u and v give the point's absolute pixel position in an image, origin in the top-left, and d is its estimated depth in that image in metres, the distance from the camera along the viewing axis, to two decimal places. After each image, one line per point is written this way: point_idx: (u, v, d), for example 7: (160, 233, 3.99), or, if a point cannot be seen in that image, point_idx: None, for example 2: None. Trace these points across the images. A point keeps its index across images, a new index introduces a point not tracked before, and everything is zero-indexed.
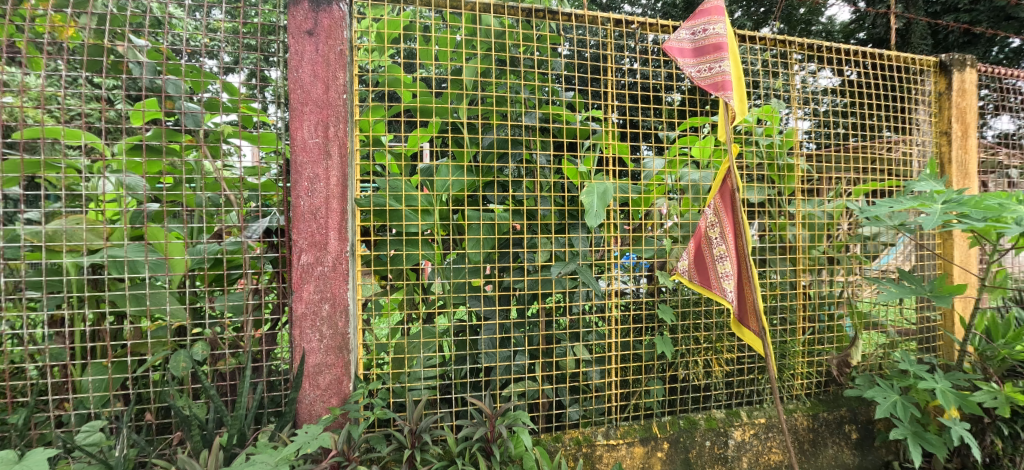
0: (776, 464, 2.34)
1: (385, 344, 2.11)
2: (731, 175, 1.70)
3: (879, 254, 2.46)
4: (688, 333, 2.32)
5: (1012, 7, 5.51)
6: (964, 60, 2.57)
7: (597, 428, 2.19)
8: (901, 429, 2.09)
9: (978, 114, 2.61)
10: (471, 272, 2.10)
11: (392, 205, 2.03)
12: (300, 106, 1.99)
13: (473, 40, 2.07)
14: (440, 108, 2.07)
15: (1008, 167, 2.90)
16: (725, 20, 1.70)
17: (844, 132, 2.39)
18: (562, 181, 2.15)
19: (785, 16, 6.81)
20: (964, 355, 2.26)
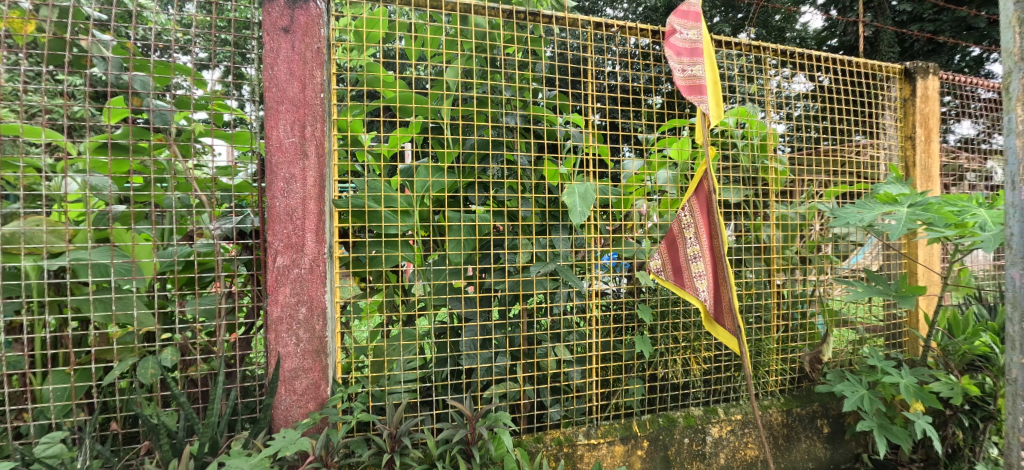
0: (752, 460, 2.39)
1: (365, 347, 2.09)
2: (706, 178, 1.73)
3: (850, 254, 2.55)
4: (666, 332, 2.36)
5: (973, 18, 5.95)
6: (926, 68, 2.68)
7: (578, 427, 2.21)
8: (868, 421, 2.17)
9: (940, 119, 2.72)
10: (452, 273, 2.08)
11: (371, 205, 2.01)
12: (275, 104, 1.95)
13: (455, 41, 2.06)
14: (422, 108, 2.05)
15: (966, 170, 3.05)
16: (703, 26, 1.73)
17: (816, 136, 2.47)
18: (543, 182, 2.16)
19: (760, 22, 7.01)
20: (927, 351, 2.36)
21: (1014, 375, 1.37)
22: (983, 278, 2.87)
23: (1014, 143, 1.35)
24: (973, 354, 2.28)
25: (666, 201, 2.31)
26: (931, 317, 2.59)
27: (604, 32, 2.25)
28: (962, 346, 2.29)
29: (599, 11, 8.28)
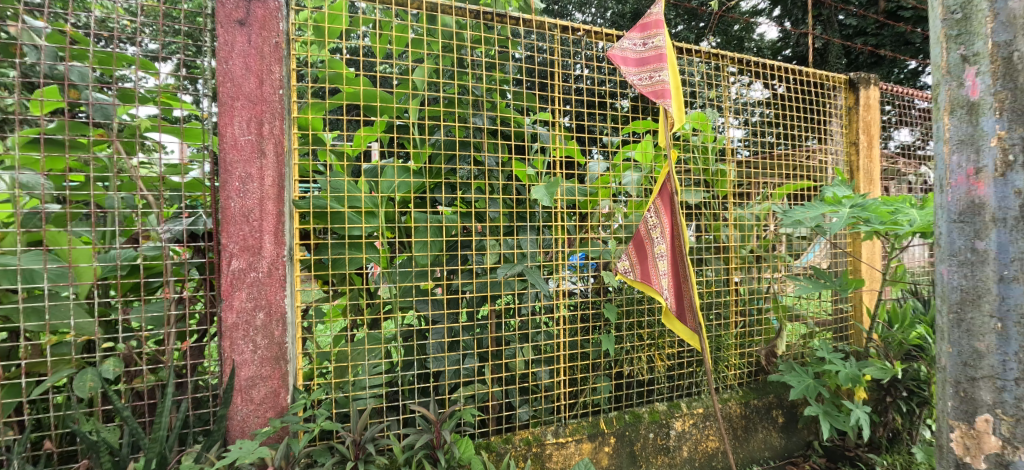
0: (713, 452, 2.48)
1: (327, 352, 2.03)
2: (670, 179, 1.79)
3: (803, 252, 2.69)
4: (631, 330, 2.42)
5: (910, 33, 6.48)
6: (868, 79, 2.88)
7: (546, 427, 2.23)
8: (814, 407, 2.31)
9: (879, 127, 2.93)
10: (419, 275, 2.06)
11: (333, 206, 1.96)
12: (230, 100, 1.87)
13: (422, 40, 2.05)
14: (387, 107, 2.02)
15: (903, 174, 3.28)
16: (665, 33, 1.79)
17: (771, 140, 2.60)
18: (510, 183, 2.18)
19: (721, 32, 7.30)
20: (870, 342, 2.51)
21: (944, 363, 1.49)
22: (917, 274, 3.10)
23: (941, 149, 1.47)
24: (909, 344, 2.45)
25: (633, 202, 2.37)
26: (873, 311, 2.77)
27: (570, 36, 2.29)
28: (899, 337, 2.47)
29: (568, 15, 8.45)
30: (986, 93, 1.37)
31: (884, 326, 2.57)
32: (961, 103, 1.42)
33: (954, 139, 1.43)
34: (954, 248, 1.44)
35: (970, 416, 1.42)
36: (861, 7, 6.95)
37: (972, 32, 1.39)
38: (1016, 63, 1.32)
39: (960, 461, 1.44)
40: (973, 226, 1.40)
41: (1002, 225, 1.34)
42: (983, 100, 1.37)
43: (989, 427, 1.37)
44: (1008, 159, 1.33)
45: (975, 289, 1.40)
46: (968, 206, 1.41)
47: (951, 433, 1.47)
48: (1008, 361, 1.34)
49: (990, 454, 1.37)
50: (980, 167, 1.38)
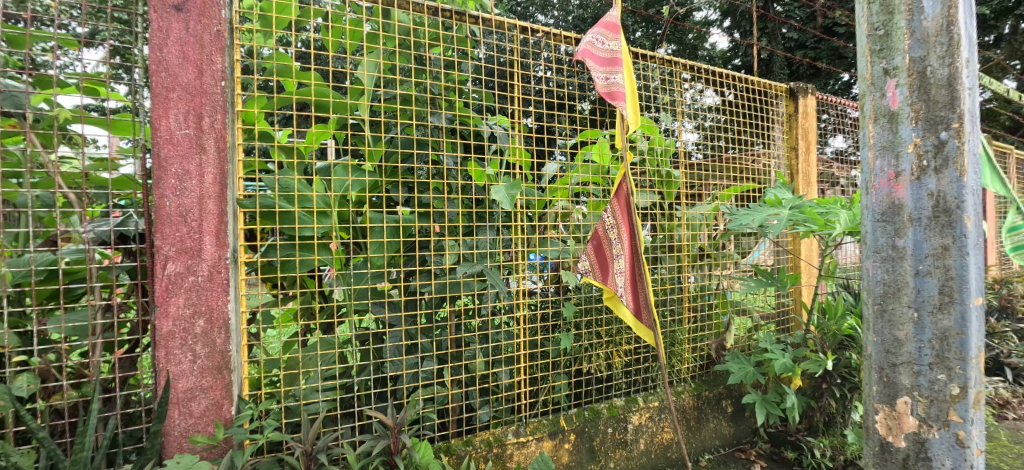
0: (667, 443, 2.58)
1: (276, 359, 1.94)
2: (626, 181, 1.87)
3: (750, 250, 2.83)
4: (590, 328, 2.47)
5: (844, 48, 7.05)
6: (806, 89, 3.09)
7: (507, 427, 2.23)
8: (751, 395, 2.46)
9: (815, 133, 3.15)
10: (376, 277, 2.01)
11: (282, 206, 1.87)
12: (164, 91, 1.74)
13: (377, 35, 1.99)
14: (341, 103, 1.96)
15: (837, 178, 3.52)
16: (619, 38, 1.87)
17: (722, 144, 2.73)
18: (468, 182, 2.17)
19: (676, 40, 7.64)
20: (807, 334, 2.67)
21: (870, 351, 1.62)
22: (849, 270, 3.33)
23: (866, 155, 1.61)
24: (842, 334, 2.60)
25: (592, 202, 2.43)
26: (810, 305, 2.96)
27: (529, 37, 2.30)
28: (832, 328, 2.63)
29: (530, 17, 8.50)
30: (904, 103, 1.51)
31: (819, 319, 2.73)
32: (883, 112, 1.56)
33: (878, 146, 1.57)
34: (878, 245, 1.58)
35: (892, 399, 1.55)
36: (801, 21, 7.48)
37: (892, 47, 1.53)
38: (929, 77, 1.47)
39: (884, 440, 1.57)
40: (894, 225, 1.54)
41: (918, 223, 1.49)
42: (902, 110, 1.51)
43: (908, 409, 1.51)
44: (922, 164, 1.48)
45: (895, 283, 1.53)
46: (889, 207, 1.55)
47: (876, 415, 1.60)
48: (923, 347, 1.48)
49: (909, 432, 1.51)
50: (899, 171, 1.52)
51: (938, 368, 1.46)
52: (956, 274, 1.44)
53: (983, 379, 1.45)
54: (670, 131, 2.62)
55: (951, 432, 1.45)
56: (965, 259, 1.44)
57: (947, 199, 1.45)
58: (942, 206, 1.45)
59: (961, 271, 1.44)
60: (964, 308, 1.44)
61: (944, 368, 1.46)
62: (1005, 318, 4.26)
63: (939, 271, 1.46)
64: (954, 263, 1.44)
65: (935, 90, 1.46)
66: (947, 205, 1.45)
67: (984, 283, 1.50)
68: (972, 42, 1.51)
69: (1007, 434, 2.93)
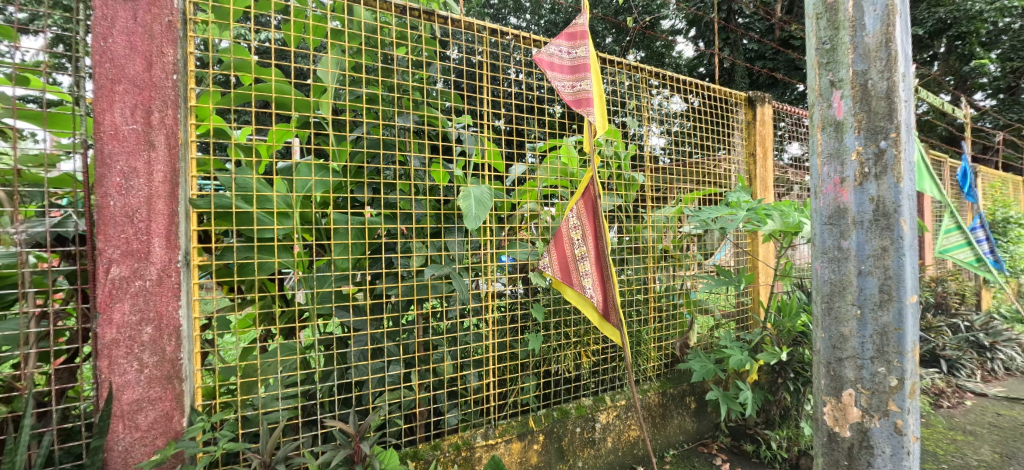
0: (634, 440, 2.64)
1: (232, 366, 1.85)
2: (594, 184, 1.92)
3: (713, 252, 2.93)
4: (558, 329, 2.48)
5: (800, 60, 7.45)
6: (764, 98, 3.23)
7: (476, 430, 2.22)
8: (712, 392, 2.54)
9: (771, 141, 3.30)
10: (340, 280, 1.96)
11: (240, 206, 1.80)
12: (108, 83, 1.63)
13: (342, 32, 1.94)
14: (303, 102, 1.90)
15: (793, 183, 3.69)
16: (589, 44, 1.91)
17: (686, 149, 2.82)
18: (434, 184, 2.15)
19: (645, 47, 7.84)
20: (764, 331, 2.77)
21: (819, 346, 1.72)
22: (802, 269, 3.50)
23: (815, 161, 1.72)
24: (796, 331, 2.72)
25: (560, 204, 2.46)
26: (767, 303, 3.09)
27: (499, 39, 2.31)
28: (787, 325, 2.75)
29: (502, 20, 8.51)
30: (849, 114, 1.61)
31: (774, 316, 2.86)
32: (830, 121, 1.66)
33: (825, 153, 1.67)
34: (825, 246, 1.68)
35: (838, 391, 1.65)
36: (761, 33, 7.86)
37: (838, 61, 1.64)
38: (871, 90, 1.58)
39: (831, 431, 1.67)
40: (839, 227, 1.64)
41: (861, 226, 1.60)
42: (847, 120, 1.62)
43: (852, 400, 1.61)
44: (864, 171, 1.59)
45: (841, 282, 1.64)
46: (835, 211, 1.65)
47: (824, 408, 1.70)
48: (865, 342, 1.59)
49: (853, 422, 1.61)
50: (844, 177, 1.63)
51: (879, 361, 1.57)
52: (894, 273, 1.56)
53: (917, 371, 1.57)
54: (637, 136, 2.70)
55: (890, 421, 1.56)
56: (902, 259, 1.55)
57: (886, 203, 1.56)
58: (882, 210, 1.57)
59: (898, 271, 1.55)
60: (901, 305, 1.55)
61: (884, 361, 1.57)
62: (940, 314, 4.60)
63: (879, 270, 1.57)
64: (893, 263, 1.56)
65: (876, 102, 1.57)
66: (886, 209, 1.56)
67: (918, 281, 1.62)
68: (908, 58, 1.63)
69: (942, 421, 3.16)
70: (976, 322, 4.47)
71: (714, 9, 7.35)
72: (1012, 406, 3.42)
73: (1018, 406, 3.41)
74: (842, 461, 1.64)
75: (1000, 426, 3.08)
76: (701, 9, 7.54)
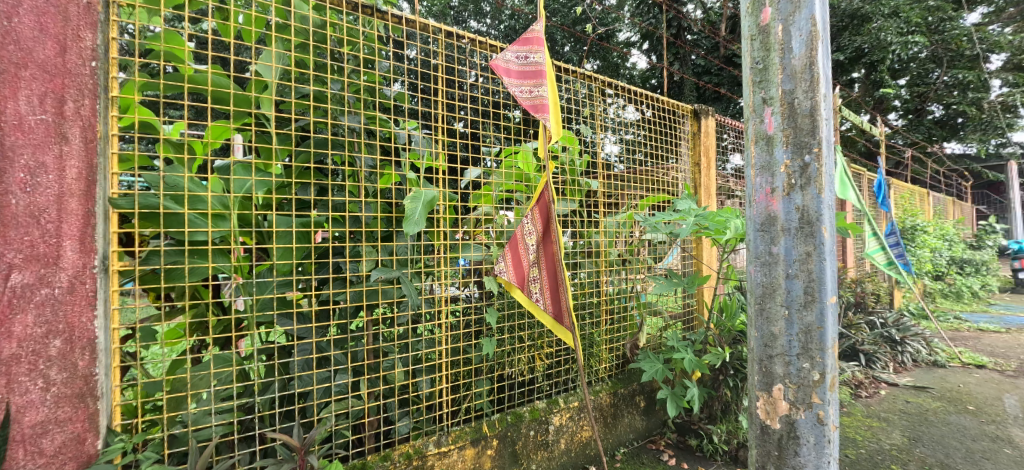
0: (586, 440, 2.69)
1: (158, 380, 1.70)
2: (547, 190, 1.96)
3: (663, 256, 3.06)
4: (512, 333, 2.48)
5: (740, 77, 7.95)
6: (708, 110, 3.41)
7: (428, 438, 2.18)
8: (661, 391, 2.65)
9: (714, 152, 3.49)
10: (283, 286, 1.86)
11: (169, 207, 1.66)
12: (14, 67, 1.44)
13: (287, 25, 1.84)
14: (242, 97, 1.79)
15: (734, 191, 3.92)
16: (544, 51, 1.95)
17: (638, 157, 2.93)
18: (386, 187, 2.08)
19: (602, 57, 8.09)
20: (707, 331, 2.92)
21: (753, 345, 1.84)
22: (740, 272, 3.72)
23: (749, 172, 1.85)
24: (735, 330, 2.88)
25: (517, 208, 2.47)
26: (711, 304, 3.25)
27: (454, 41, 2.28)
28: (728, 324, 2.90)
29: (463, 22, 8.44)
30: (778, 129, 1.75)
31: (717, 317, 3.01)
32: (762, 136, 1.80)
33: (759, 164, 1.81)
34: (757, 251, 1.81)
35: (769, 387, 1.78)
36: (707, 50, 8.33)
37: (769, 80, 1.77)
38: (797, 108, 1.72)
39: (763, 424, 1.79)
40: (770, 234, 1.77)
41: (789, 233, 1.73)
42: (776, 135, 1.76)
43: (781, 394, 1.74)
44: (791, 182, 1.73)
45: (771, 285, 1.77)
46: (767, 218, 1.79)
47: (757, 402, 1.82)
48: (792, 340, 1.72)
49: (782, 414, 1.74)
50: (774, 187, 1.77)
51: (804, 357, 1.71)
52: (817, 276, 1.70)
53: (837, 366, 1.71)
54: (592, 143, 2.77)
55: (813, 412, 1.70)
56: (823, 263, 1.69)
57: (810, 212, 1.70)
58: (806, 218, 1.71)
59: (820, 274, 1.69)
60: (823, 305, 1.70)
61: (808, 357, 1.70)
62: (859, 311, 5.05)
63: (804, 274, 1.71)
64: (815, 267, 1.70)
65: (801, 119, 1.71)
66: (810, 217, 1.70)
67: (838, 283, 1.77)
68: (830, 80, 1.78)
69: (861, 410, 3.47)
70: (889, 319, 4.95)
71: (664, 26, 7.70)
72: (917, 393, 3.81)
73: (923, 394, 3.81)
74: (773, 451, 1.76)
75: (908, 412, 3.43)
76: (652, 24, 7.83)
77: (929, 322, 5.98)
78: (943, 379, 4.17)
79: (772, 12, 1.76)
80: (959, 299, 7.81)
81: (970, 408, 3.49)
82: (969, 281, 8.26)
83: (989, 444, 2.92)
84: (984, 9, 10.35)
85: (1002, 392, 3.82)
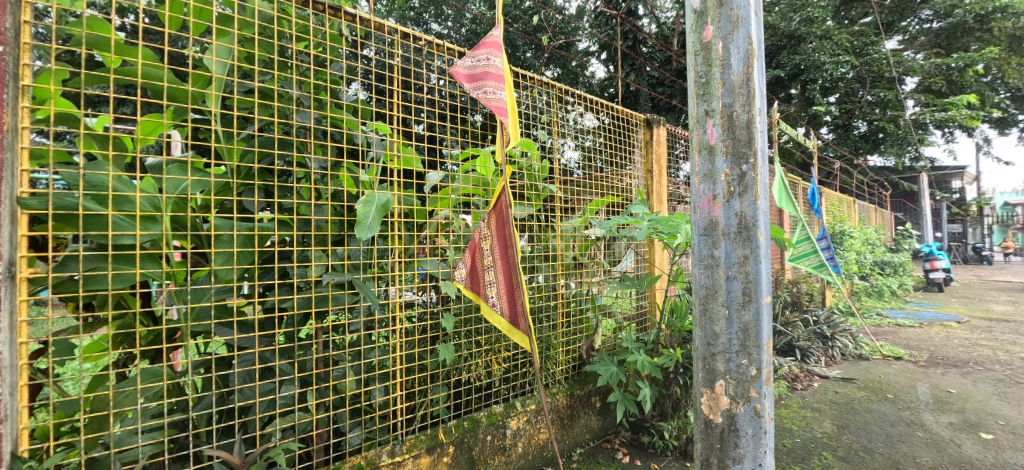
0: (544, 442, 2.72)
1: (75, 399, 1.54)
2: (505, 194, 1.94)
3: (620, 259, 3.17)
4: (470, 337, 2.45)
5: None
6: (660, 120, 3.55)
7: (381, 448, 2.12)
8: (614, 392, 2.71)
9: (666, 159, 3.63)
10: (222, 293, 1.74)
11: (90, 207, 1.51)
12: None
13: (231, 17, 1.74)
14: (179, 91, 1.66)
15: (683, 197, 4.10)
16: (501, 56, 1.97)
17: (593, 163, 3.00)
18: (339, 190, 2.01)
19: (562, 65, 8.25)
20: (659, 332, 3.03)
21: (697, 343, 1.93)
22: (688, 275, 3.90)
23: (693, 180, 1.95)
24: (684, 330, 3.01)
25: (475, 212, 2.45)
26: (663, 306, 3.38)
27: (411, 43, 2.25)
28: (678, 325, 3.02)
29: (423, 25, 8.33)
30: (719, 140, 1.86)
31: (668, 318, 3.13)
32: (705, 145, 1.90)
33: (702, 172, 1.91)
34: (701, 254, 1.90)
35: (712, 383, 1.87)
36: (661, 62, 8.68)
37: (711, 94, 1.88)
38: (735, 120, 1.83)
39: (707, 418, 1.89)
40: (712, 238, 1.88)
41: (728, 237, 1.84)
42: (717, 145, 1.86)
43: (723, 389, 1.83)
44: (730, 189, 1.84)
45: (713, 286, 1.87)
46: (709, 224, 1.89)
47: (702, 398, 1.91)
48: (732, 338, 1.83)
49: (723, 409, 1.84)
50: (715, 194, 1.87)
51: (742, 354, 1.81)
52: (753, 278, 1.81)
53: (772, 361, 1.82)
54: (550, 149, 2.82)
55: (751, 406, 1.80)
56: (759, 265, 1.81)
57: (747, 218, 1.82)
58: (744, 223, 1.82)
59: (756, 275, 1.81)
60: (759, 305, 1.81)
61: (746, 353, 1.81)
62: (795, 310, 5.42)
63: (742, 275, 1.82)
64: (752, 269, 1.81)
65: (739, 131, 1.83)
66: (747, 223, 1.82)
67: (773, 284, 1.89)
68: (765, 96, 1.90)
69: (797, 401, 3.74)
70: (821, 317, 5.36)
71: (620, 38, 7.94)
72: (845, 385, 4.16)
73: (850, 385, 4.16)
74: (716, 444, 1.85)
75: (838, 402, 3.73)
76: (609, 35, 8.08)
77: (855, 319, 6.53)
78: (867, 371, 4.57)
79: (713, 30, 1.86)
80: (881, 299, 8.58)
81: (889, 396, 3.84)
82: (889, 280, 9.07)
83: (905, 428, 3.23)
84: (898, 37, 11.48)
85: (915, 381, 4.23)
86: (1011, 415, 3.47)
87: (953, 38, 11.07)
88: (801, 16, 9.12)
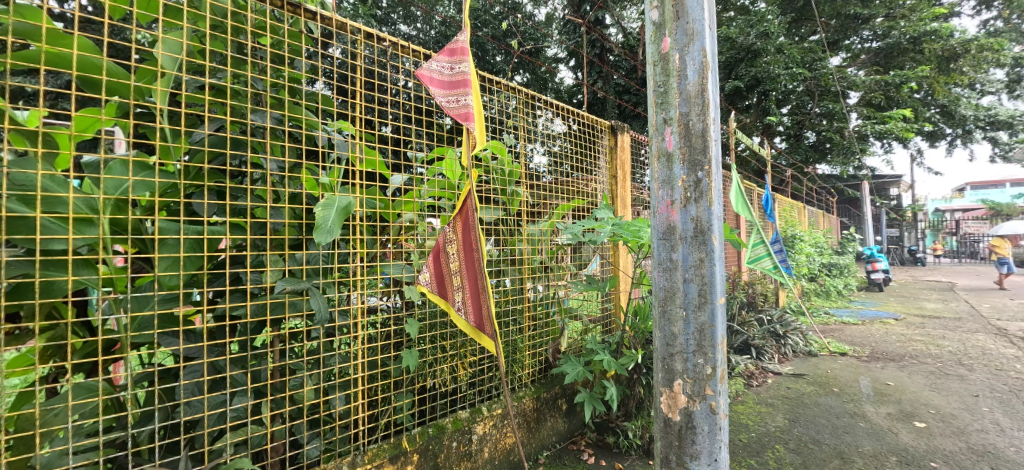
0: (509, 447, 2.72)
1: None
2: (470, 198, 1.91)
3: (586, 263, 3.23)
4: (434, 343, 2.41)
5: None
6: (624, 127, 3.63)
7: (341, 459, 2.04)
8: (581, 394, 2.73)
9: (629, 165, 3.72)
10: (167, 301, 1.62)
11: (15, 210, 1.38)
12: None
13: (180, 10, 1.64)
14: (120, 84, 1.54)
15: (645, 202, 4.21)
16: (470, 62, 1.95)
17: (559, 168, 3.04)
18: (299, 192, 1.93)
19: (531, 71, 8.30)
20: (624, 334, 3.10)
21: (657, 344, 1.98)
22: None
23: (653, 186, 2.02)
24: (647, 331, 3.10)
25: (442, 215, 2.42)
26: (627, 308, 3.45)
27: (375, 44, 2.20)
28: (641, 326, 3.11)
29: (391, 25, 8.14)
30: (676, 147, 1.93)
31: (632, 320, 3.20)
32: (663, 152, 1.97)
33: (660, 178, 1.98)
34: (660, 258, 1.96)
35: (671, 382, 1.93)
36: (627, 71, 8.90)
37: (669, 103, 1.94)
38: (691, 129, 1.90)
39: (666, 417, 1.94)
40: (670, 242, 1.94)
41: (685, 241, 1.90)
42: (675, 152, 1.93)
43: (681, 388, 1.89)
44: (687, 195, 1.90)
45: (672, 289, 1.93)
46: (667, 228, 1.95)
47: (660, 397, 1.96)
48: (689, 338, 1.89)
49: (681, 407, 1.89)
50: (673, 200, 1.94)
51: (698, 354, 1.88)
52: (709, 280, 1.88)
53: (726, 360, 1.89)
54: (517, 153, 2.84)
55: (707, 403, 1.86)
56: (713, 268, 1.88)
57: (703, 222, 1.88)
58: (699, 228, 1.89)
59: (711, 278, 1.88)
60: (714, 306, 1.88)
61: (702, 353, 1.87)
62: (750, 310, 5.67)
63: (698, 278, 1.89)
64: (707, 272, 1.88)
65: (695, 139, 1.90)
66: (702, 227, 1.88)
67: (727, 286, 1.96)
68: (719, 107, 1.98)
69: (752, 397, 3.92)
70: (774, 316, 5.64)
71: (585, 46, 8.09)
72: (795, 380, 4.40)
73: (800, 380, 4.40)
74: (674, 442, 1.91)
75: (789, 397, 3.95)
76: (577, 43, 8.20)
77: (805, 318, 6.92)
78: (815, 366, 4.86)
79: (671, 42, 1.93)
80: (828, 298, 9.17)
81: (834, 390, 4.10)
82: (836, 281, 9.64)
83: (848, 420, 3.45)
84: (841, 55, 12.28)
85: (858, 376, 4.53)
86: (939, 405, 3.77)
87: (890, 58, 11.97)
88: (758, 31, 9.50)
